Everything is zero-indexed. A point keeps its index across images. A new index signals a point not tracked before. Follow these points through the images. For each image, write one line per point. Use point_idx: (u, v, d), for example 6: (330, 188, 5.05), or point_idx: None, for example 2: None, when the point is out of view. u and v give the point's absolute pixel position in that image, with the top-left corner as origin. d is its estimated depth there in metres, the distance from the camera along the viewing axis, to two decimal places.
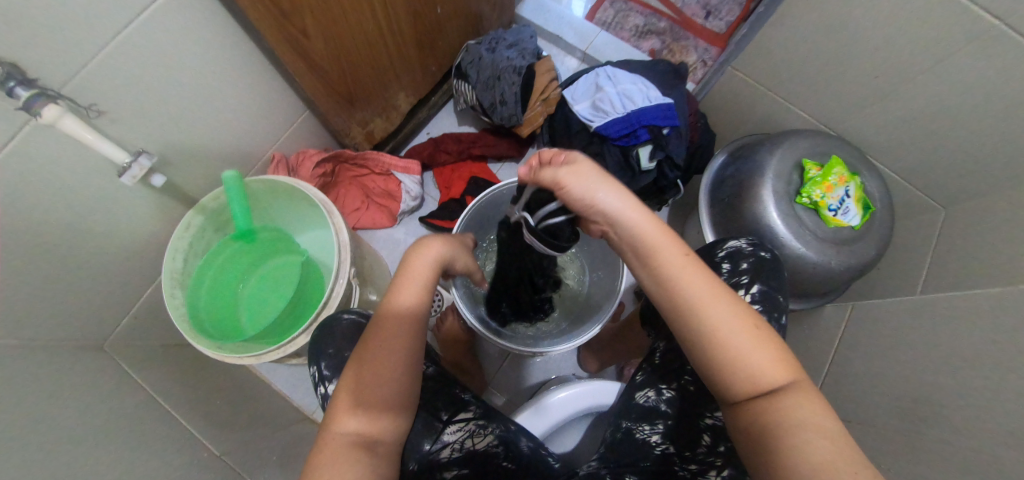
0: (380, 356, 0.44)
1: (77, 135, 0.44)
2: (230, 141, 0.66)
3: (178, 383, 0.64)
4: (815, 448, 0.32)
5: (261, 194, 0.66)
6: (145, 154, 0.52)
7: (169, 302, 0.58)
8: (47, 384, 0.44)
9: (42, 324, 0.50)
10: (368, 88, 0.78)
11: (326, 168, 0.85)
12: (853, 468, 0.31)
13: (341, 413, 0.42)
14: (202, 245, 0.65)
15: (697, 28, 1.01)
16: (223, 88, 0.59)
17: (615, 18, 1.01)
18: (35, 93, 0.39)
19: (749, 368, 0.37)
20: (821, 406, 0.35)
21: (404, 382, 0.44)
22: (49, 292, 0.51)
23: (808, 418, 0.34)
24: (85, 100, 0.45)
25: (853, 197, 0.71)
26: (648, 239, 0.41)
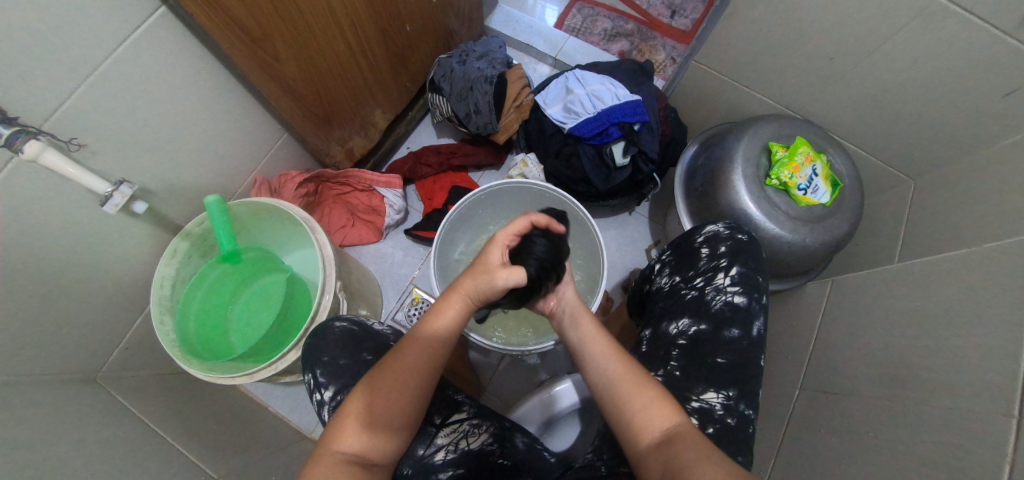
0: (393, 381, 0.46)
1: (59, 169, 0.49)
2: (206, 174, 0.72)
3: (172, 411, 0.71)
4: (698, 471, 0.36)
5: (244, 217, 0.73)
6: (125, 183, 0.57)
7: (158, 329, 0.63)
8: (34, 418, 0.50)
9: (37, 350, 0.56)
10: (343, 107, 0.83)
11: (309, 188, 0.91)
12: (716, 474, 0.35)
13: (346, 433, 0.44)
14: (189, 271, 0.71)
15: (664, 27, 1.14)
16: (196, 117, 0.65)
17: (585, 24, 1.16)
18: (15, 131, 0.44)
19: (646, 418, 0.43)
20: (700, 443, 0.39)
21: (410, 407, 0.47)
22: (50, 316, 0.57)
23: (692, 453, 0.38)
24: (66, 135, 0.51)
25: (820, 175, 0.73)
26: (575, 314, 0.55)
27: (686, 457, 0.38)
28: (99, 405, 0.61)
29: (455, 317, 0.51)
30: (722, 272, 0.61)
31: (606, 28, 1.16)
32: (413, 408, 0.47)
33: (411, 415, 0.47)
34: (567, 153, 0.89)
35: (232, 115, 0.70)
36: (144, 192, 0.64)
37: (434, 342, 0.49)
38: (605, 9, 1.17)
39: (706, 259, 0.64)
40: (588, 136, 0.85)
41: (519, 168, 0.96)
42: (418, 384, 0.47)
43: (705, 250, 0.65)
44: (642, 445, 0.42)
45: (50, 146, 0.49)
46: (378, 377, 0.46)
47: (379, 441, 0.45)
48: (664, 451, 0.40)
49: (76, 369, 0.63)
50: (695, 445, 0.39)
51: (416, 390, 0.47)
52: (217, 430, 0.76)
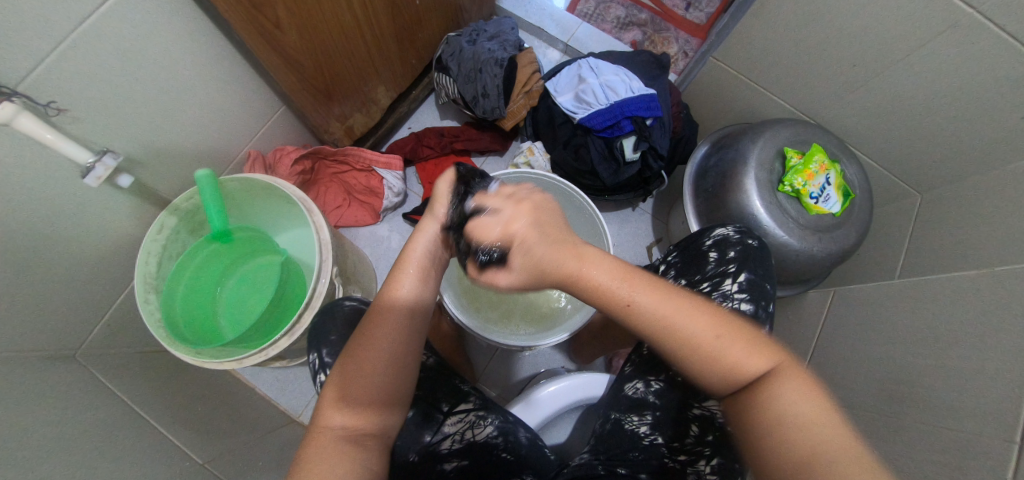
0: (369, 346, 0.44)
1: (36, 135, 0.45)
2: (198, 146, 0.68)
3: (156, 392, 0.68)
4: (811, 428, 0.35)
5: (236, 193, 0.69)
6: (109, 153, 0.53)
7: (143, 306, 0.60)
8: (17, 399, 0.47)
9: (17, 326, 0.53)
10: (344, 81, 0.78)
11: (305, 165, 0.86)
12: (843, 443, 0.34)
13: (328, 409, 0.42)
14: (177, 247, 0.68)
15: (678, 19, 1.09)
16: (186, 83, 0.60)
17: (597, 10, 1.12)
18: None
19: (730, 370, 0.39)
20: (801, 389, 0.37)
21: (391, 374, 0.44)
22: (28, 290, 0.54)
23: (797, 407, 0.36)
24: (43, 97, 0.46)
25: (833, 184, 0.72)
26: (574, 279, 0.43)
27: (793, 409, 0.36)
28: (81, 385, 0.58)
29: (417, 272, 0.49)
30: (730, 278, 0.59)
31: (618, 16, 1.12)
32: (397, 365, 0.45)
33: (397, 376, 0.45)
34: (575, 145, 0.87)
35: (226, 84, 0.66)
36: (130, 161, 0.59)
37: (406, 303, 0.48)
38: None
39: (715, 264, 0.62)
40: (599, 128, 0.83)
41: (525, 156, 0.92)
42: (395, 344, 0.45)
43: (714, 254, 0.63)
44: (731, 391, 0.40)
45: (26, 108, 0.44)
46: (350, 352, 0.45)
47: (370, 412, 0.43)
48: (754, 397, 0.38)
49: (56, 347, 0.59)
50: (801, 389, 0.37)
51: (398, 351, 0.45)
52: (203, 412, 0.73)
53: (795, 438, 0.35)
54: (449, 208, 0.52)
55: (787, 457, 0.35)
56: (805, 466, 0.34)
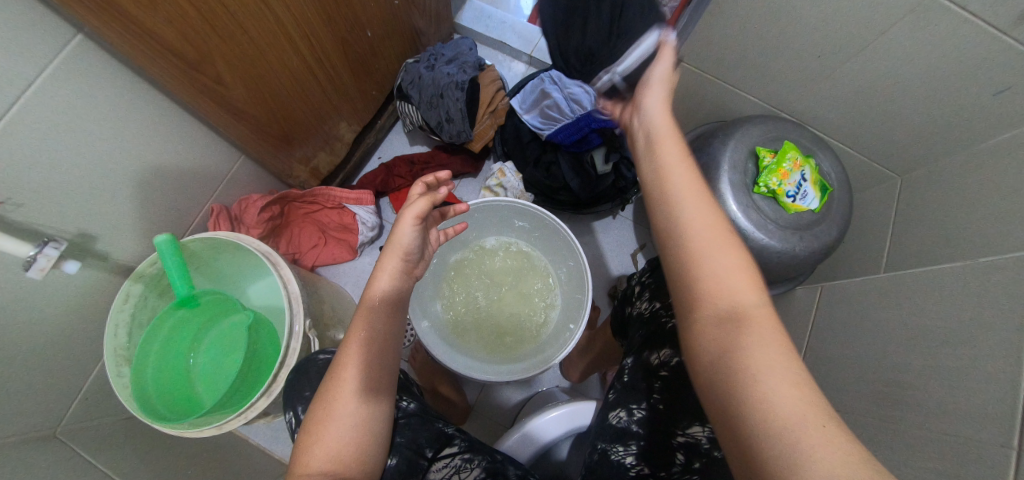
0: (356, 368, 0.47)
1: None
2: (156, 210, 0.67)
3: (143, 459, 0.68)
4: (782, 371, 0.33)
5: (202, 253, 0.68)
6: (51, 243, 0.51)
7: (113, 381, 0.60)
8: None
9: None
10: (302, 124, 0.77)
11: (275, 210, 0.84)
12: (814, 411, 0.31)
13: (314, 430, 0.45)
14: (147, 313, 0.67)
15: None
16: (133, 150, 0.59)
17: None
18: None
19: (728, 286, 0.39)
20: (787, 346, 0.35)
21: (373, 382, 0.48)
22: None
23: (777, 354, 0.34)
24: None
25: (809, 180, 0.70)
26: (658, 136, 0.47)
27: (772, 350, 0.35)
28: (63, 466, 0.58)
29: (391, 274, 0.51)
30: None
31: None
32: (376, 387, 0.48)
33: (372, 418, 0.47)
34: (546, 161, 0.86)
35: (176, 144, 0.64)
36: (83, 236, 0.58)
37: (382, 303, 0.50)
38: None
39: None
40: (567, 142, 0.83)
41: (497, 178, 0.89)
42: (372, 356, 0.48)
43: None
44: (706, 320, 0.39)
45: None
46: (322, 400, 0.46)
47: (346, 456, 0.44)
48: (734, 340, 0.36)
49: (33, 431, 0.59)
50: (779, 347, 0.35)
51: (375, 372, 0.48)
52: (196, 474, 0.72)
53: (776, 406, 0.32)
54: (400, 259, 0.51)
55: (751, 385, 0.34)
56: (777, 431, 0.31)
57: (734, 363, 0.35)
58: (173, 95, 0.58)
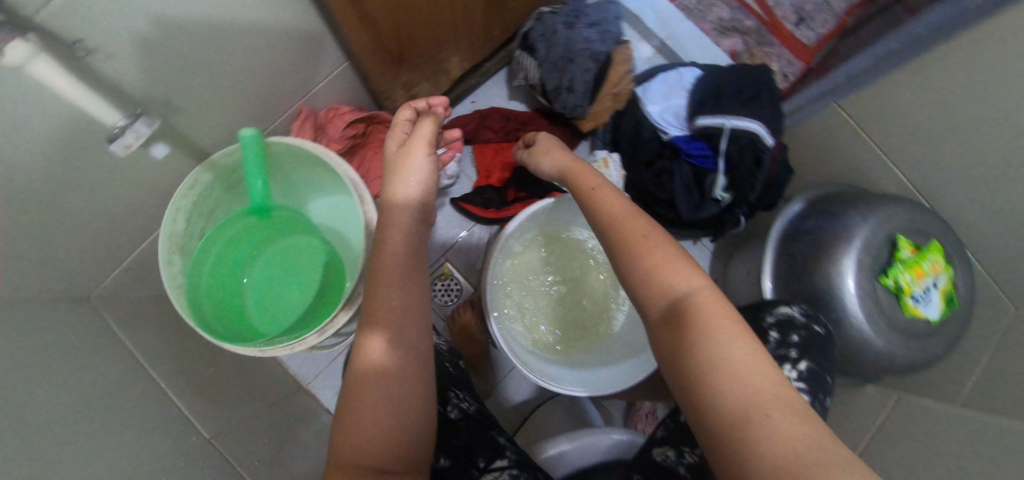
0: (370, 350, 0.46)
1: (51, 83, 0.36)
2: (246, 100, 0.59)
3: (168, 347, 0.65)
4: (730, 353, 0.32)
5: (281, 157, 0.62)
6: (144, 119, 0.45)
7: (166, 270, 0.55)
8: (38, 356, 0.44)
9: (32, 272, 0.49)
10: (419, 47, 0.67)
11: (358, 129, 0.76)
12: (769, 390, 0.30)
13: (342, 426, 0.43)
14: (207, 204, 0.62)
15: (783, 34, 1.10)
16: (244, 29, 0.50)
17: (699, 7, 1.10)
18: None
19: (666, 278, 0.38)
20: (736, 325, 0.34)
21: (391, 361, 0.46)
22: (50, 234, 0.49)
23: (722, 338, 0.33)
24: (71, 34, 0.37)
25: (939, 289, 0.64)
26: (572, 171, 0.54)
27: (719, 332, 0.33)
28: (94, 337, 0.55)
29: (416, 182, 0.54)
30: (790, 363, 0.55)
31: (721, 18, 1.10)
32: (399, 365, 0.46)
33: (400, 397, 0.45)
34: (659, 167, 0.79)
35: (288, 34, 0.55)
36: (165, 111, 0.51)
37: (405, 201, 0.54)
38: None
39: (774, 343, 0.57)
40: (691, 152, 0.76)
41: (597, 167, 0.80)
42: (394, 341, 0.47)
43: (774, 334, 0.57)
44: (651, 321, 0.38)
45: (48, 46, 0.35)
46: (357, 383, 0.45)
47: (378, 447, 0.42)
48: (678, 331, 0.35)
49: (71, 289, 0.56)
50: (728, 328, 0.34)
51: (392, 353, 0.46)
52: (215, 377, 0.70)
53: (733, 396, 0.30)
54: (414, 173, 0.55)
55: (705, 376, 0.32)
56: (741, 425, 0.29)
57: (688, 357, 0.33)
58: None
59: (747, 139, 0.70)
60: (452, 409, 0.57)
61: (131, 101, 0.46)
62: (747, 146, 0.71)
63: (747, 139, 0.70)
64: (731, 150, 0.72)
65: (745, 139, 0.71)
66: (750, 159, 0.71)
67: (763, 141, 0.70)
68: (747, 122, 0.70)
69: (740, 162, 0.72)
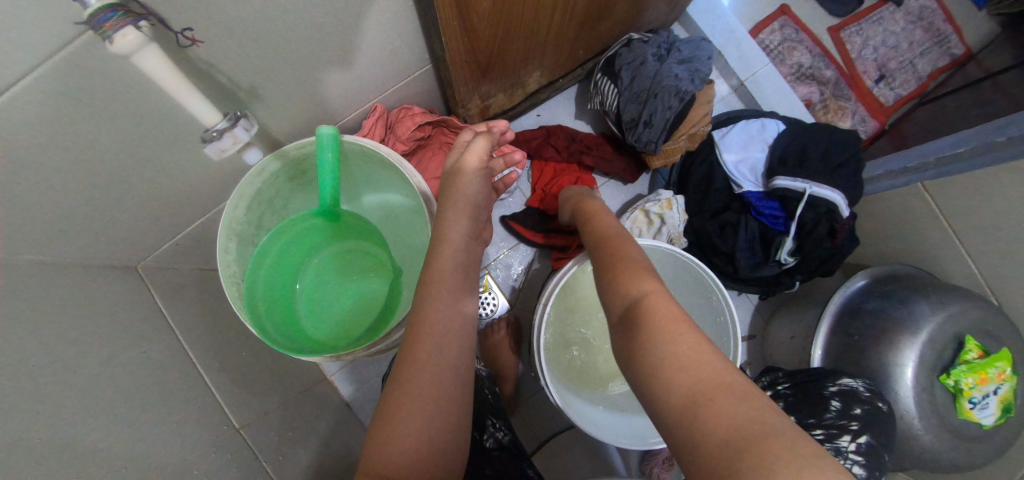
0: (427, 354, 0.42)
1: (160, 75, 0.34)
2: (326, 95, 0.57)
3: (206, 328, 0.65)
4: (676, 339, 0.35)
5: (352, 156, 0.61)
6: (243, 124, 0.42)
7: (222, 261, 0.54)
8: (79, 340, 0.43)
9: (82, 244, 0.48)
10: (505, 61, 0.65)
11: (425, 132, 0.73)
12: (709, 367, 0.32)
13: (379, 435, 0.39)
14: (270, 194, 0.60)
15: (863, 90, 1.06)
16: (342, 29, 0.48)
17: (780, 48, 1.06)
18: (109, 5, 0.28)
19: (629, 286, 0.42)
20: (683, 320, 0.37)
21: (446, 368, 0.42)
22: (106, 206, 0.48)
23: (671, 331, 0.36)
24: (181, 24, 0.35)
25: (999, 397, 0.61)
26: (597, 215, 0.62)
27: (664, 321, 0.37)
28: (139, 312, 0.54)
29: (473, 176, 0.54)
30: (850, 435, 0.58)
31: (801, 63, 1.06)
32: (451, 383, 0.42)
33: (444, 413, 0.41)
34: (725, 219, 0.77)
35: (381, 36, 0.53)
36: (248, 101, 0.49)
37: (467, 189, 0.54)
38: (811, 40, 1.07)
39: (835, 414, 0.61)
40: (762, 209, 0.73)
41: (660, 206, 0.78)
42: (445, 352, 0.43)
43: (835, 404, 0.61)
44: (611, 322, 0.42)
45: (153, 34, 0.33)
46: (394, 387, 0.41)
47: (413, 460, 0.37)
48: (631, 327, 0.38)
49: (123, 262, 0.55)
50: (676, 324, 0.36)
51: (446, 364, 0.42)
52: (246, 362, 0.70)
53: (677, 371, 0.33)
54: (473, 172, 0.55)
55: (653, 362, 0.34)
56: (688, 403, 0.31)
57: (638, 348, 0.36)
58: None
59: (826, 207, 0.68)
60: (487, 438, 0.55)
61: (217, 88, 0.44)
62: (824, 215, 0.69)
63: (825, 208, 0.68)
64: (807, 216, 0.69)
65: (823, 207, 0.68)
66: (825, 227, 0.69)
67: (840, 212, 0.68)
68: (829, 190, 0.68)
69: (811, 230, 0.70)
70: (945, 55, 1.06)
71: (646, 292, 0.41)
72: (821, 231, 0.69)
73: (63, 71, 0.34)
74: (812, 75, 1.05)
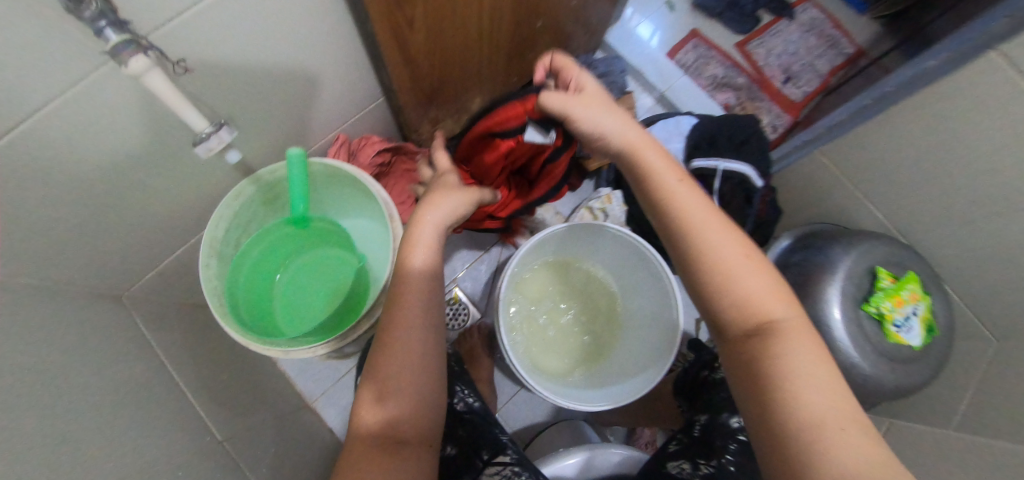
0: (405, 338, 0.47)
1: (161, 93, 0.42)
2: (291, 125, 0.67)
3: (186, 350, 0.68)
4: (808, 369, 0.38)
5: (319, 176, 0.69)
6: (227, 127, 0.50)
7: (204, 273, 0.60)
8: (59, 339, 0.47)
9: (65, 263, 0.54)
10: (447, 89, 0.77)
11: (386, 158, 0.83)
12: (843, 404, 0.36)
13: (365, 407, 0.45)
14: (248, 216, 0.67)
15: (774, 91, 1.23)
16: (302, 64, 0.59)
17: (696, 64, 1.23)
18: (125, 39, 0.37)
19: (755, 293, 0.42)
20: (812, 345, 0.40)
21: (424, 345, 0.48)
22: (93, 228, 0.55)
23: (803, 359, 0.38)
24: (173, 53, 0.45)
25: (919, 317, 0.68)
26: (634, 144, 0.49)
27: (802, 352, 0.39)
28: (120, 331, 0.59)
29: (431, 243, 0.52)
30: None
31: (716, 75, 1.22)
32: (427, 357, 0.48)
33: (423, 378, 0.47)
34: None
35: (335, 70, 0.64)
36: None
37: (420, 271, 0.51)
38: (721, 55, 1.25)
39: None
40: None
41: (602, 202, 0.89)
42: (424, 337, 0.48)
43: None
44: (732, 336, 0.43)
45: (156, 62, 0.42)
46: (372, 370, 0.46)
47: (398, 422, 0.44)
48: (765, 344, 0.40)
49: (105, 288, 0.61)
50: (807, 348, 0.39)
51: (420, 343, 0.48)
52: (227, 383, 0.73)
53: (817, 414, 0.35)
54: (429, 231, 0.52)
55: (794, 396, 0.36)
56: (809, 434, 0.34)
57: (784, 380, 0.37)
58: (363, 26, 0.57)
59: (738, 178, 0.81)
60: (458, 402, 0.60)
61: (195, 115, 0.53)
62: (739, 185, 0.81)
63: (738, 179, 0.81)
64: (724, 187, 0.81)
65: (737, 179, 0.81)
66: (740, 195, 0.81)
67: (752, 183, 0.80)
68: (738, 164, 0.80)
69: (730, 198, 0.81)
70: (841, 55, 1.24)
71: (777, 319, 0.41)
72: (737, 198, 0.81)
73: (73, 104, 0.42)
74: (728, 83, 1.22)
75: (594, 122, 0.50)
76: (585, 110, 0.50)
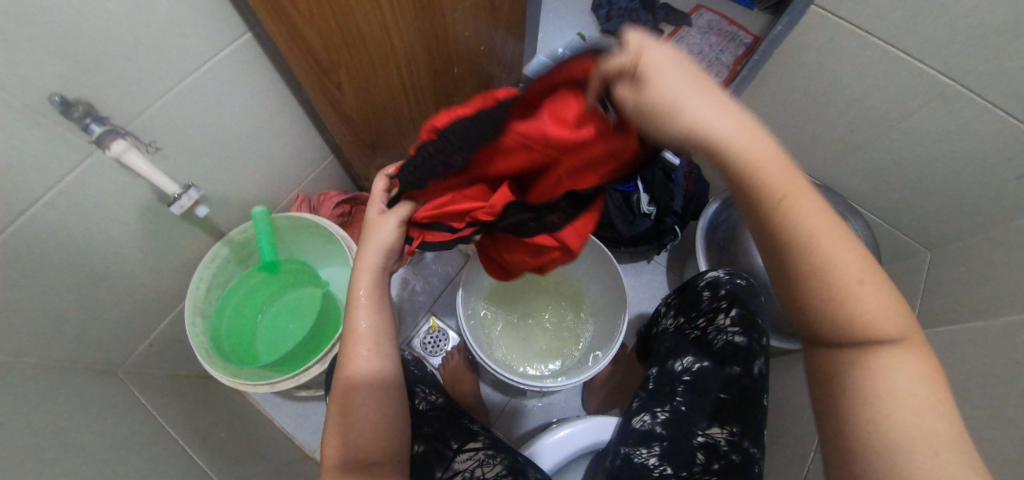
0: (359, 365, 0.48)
1: (139, 168, 0.55)
2: (254, 190, 0.78)
3: (183, 411, 0.73)
4: (911, 402, 0.33)
5: (284, 230, 0.78)
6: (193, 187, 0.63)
7: (191, 329, 0.67)
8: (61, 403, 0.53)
9: (64, 341, 0.61)
10: (387, 137, 0.88)
11: (345, 208, 0.93)
12: (950, 443, 0.31)
13: (330, 437, 0.47)
14: (224, 276, 0.75)
15: None
16: (257, 136, 0.70)
17: None
18: (107, 130, 0.50)
19: (865, 315, 0.34)
20: (924, 377, 0.34)
21: (378, 366, 0.49)
22: (86, 307, 0.62)
23: (908, 391, 0.33)
24: (148, 137, 0.56)
25: None
26: (771, 167, 0.31)
27: (911, 391, 0.33)
28: (119, 398, 0.64)
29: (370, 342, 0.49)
30: (723, 312, 0.61)
31: None
32: (384, 378, 0.49)
33: (381, 396, 0.48)
34: None
35: (286, 138, 0.75)
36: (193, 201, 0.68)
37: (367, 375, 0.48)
38: None
39: (708, 302, 0.64)
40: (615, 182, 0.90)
41: None
42: (377, 356, 0.49)
43: (706, 294, 0.65)
44: (823, 347, 0.37)
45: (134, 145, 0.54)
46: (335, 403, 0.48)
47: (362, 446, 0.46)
48: (861, 366, 0.35)
49: (101, 364, 0.67)
50: (915, 374, 0.34)
51: (376, 364, 0.49)
52: (225, 439, 0.76)
53: (910, 444, 0.32)
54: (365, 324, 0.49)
55: (891, 425, 0.33)
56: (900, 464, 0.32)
57: (877, 408, 0.34)
58: (301, 95, 0.70)
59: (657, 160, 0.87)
60: (421, 402, 0.64)
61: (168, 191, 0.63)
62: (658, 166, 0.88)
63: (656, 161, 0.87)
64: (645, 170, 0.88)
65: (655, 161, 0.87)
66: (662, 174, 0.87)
67: (670, 162, 0.88)
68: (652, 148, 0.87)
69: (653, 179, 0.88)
70: None
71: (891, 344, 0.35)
72: (660, 178, 0.87)
73: (63, 193, 0.52)
74: None
75: (713, 111, 0.29)
76: (702, 101, 0.28)
